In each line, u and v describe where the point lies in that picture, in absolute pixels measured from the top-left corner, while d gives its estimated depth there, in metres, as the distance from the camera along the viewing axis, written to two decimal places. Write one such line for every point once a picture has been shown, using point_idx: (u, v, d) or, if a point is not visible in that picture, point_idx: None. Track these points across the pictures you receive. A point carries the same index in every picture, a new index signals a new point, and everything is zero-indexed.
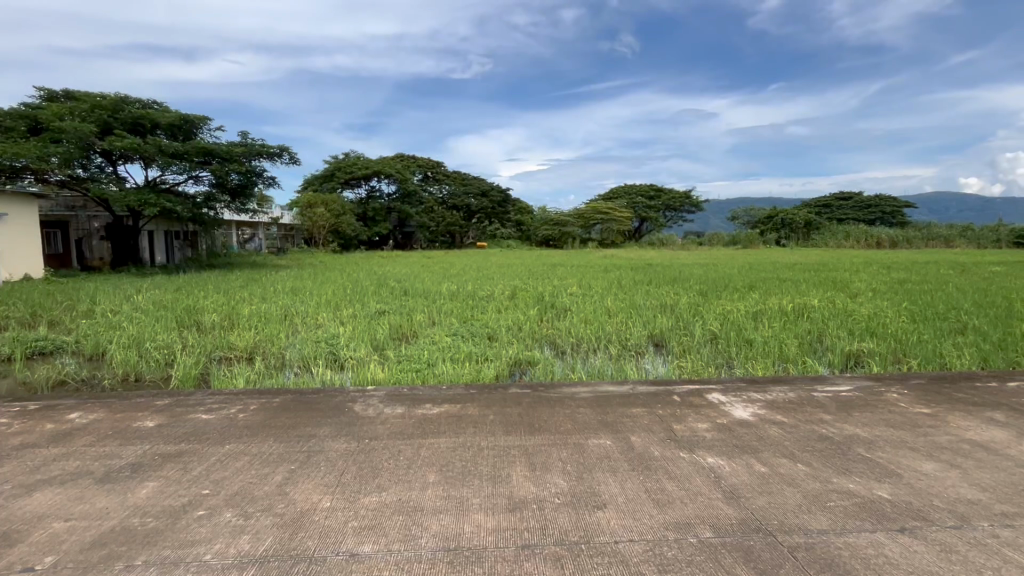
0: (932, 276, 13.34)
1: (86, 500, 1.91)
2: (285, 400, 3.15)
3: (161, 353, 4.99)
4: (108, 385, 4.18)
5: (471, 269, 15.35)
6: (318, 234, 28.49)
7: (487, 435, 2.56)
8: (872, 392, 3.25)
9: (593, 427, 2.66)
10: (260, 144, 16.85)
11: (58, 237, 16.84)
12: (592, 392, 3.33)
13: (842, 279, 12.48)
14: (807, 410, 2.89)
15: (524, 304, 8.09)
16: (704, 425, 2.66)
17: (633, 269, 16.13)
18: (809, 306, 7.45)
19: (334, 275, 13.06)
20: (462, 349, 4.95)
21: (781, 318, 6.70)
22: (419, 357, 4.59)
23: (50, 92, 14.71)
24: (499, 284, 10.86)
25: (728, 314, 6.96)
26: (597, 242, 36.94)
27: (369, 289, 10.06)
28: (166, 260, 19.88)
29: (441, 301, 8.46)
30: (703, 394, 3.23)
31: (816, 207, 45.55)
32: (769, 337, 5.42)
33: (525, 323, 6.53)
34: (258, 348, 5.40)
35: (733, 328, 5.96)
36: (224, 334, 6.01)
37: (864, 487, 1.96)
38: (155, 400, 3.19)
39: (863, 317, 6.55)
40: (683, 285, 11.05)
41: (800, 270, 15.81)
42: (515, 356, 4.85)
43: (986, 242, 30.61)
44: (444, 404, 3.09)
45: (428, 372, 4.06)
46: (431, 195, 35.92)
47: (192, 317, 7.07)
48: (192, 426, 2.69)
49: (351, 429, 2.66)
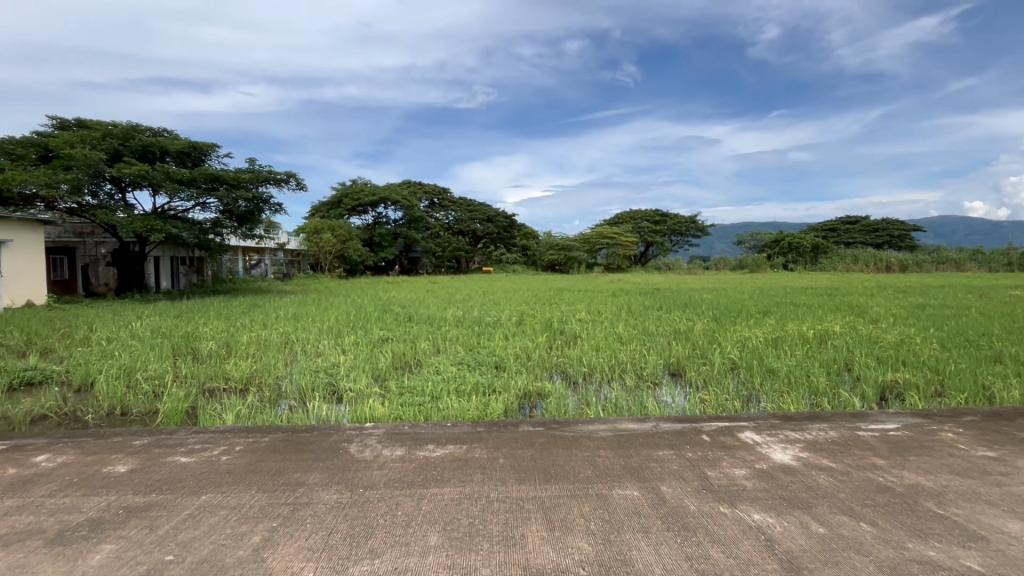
0: (950, 300, 12.99)
1: (28, 569, 1.63)
2: (274, 440, 2.88)
3: (151, 386, 4.73)
4: (91, 421, 3.93)
5: (478, 294, 15.13)
6: (324, 259, 28.57)
7: (497, 484, 2.26)
8: (924, 431, 2.93)
9: (616, 475, 2.35)
10: (268, 171, 17.01)
11: (64, 263, 16.88)
12: (612, 431, 3.03)
13: (859, 303, 12.12)
14: (855, 453, 2.58)
15: (532, 331, 7.80)
16: (743, 472, 2.35)
17: (642, 294, 15.87)
18: (830, 332, 7.13)
19: (337, 301, 12.86)
20: (468, 380, 4.67)
21: (801, 345, 6.38)
22: (423, 390, 4.31)
23: (62, 120, 14.86)
24: (505, 309, 10.62)
25: (747, 342, 6.63)
26: (603, 266, 36.83)
27: (371, 315, 9.83)
28: (171, 286, 19.87)
29: (446, 327, 8.18)
30: (734, 433, 2.92)
31: (821, 231, 45.37)
32: (794, 368, 5.08)
33: (534, 351, 6.23)
34: (254, 378, 5.14)
35: (753, 357, 5.66)
36: (221, 363, 5.75)
37: (948, 556, 1.64)
38: (133, 439, 2.92)
39: (890, 345, 6.22)
40: (696, 311, 10.73)
41: (812, 295, 15.49)
42: (524, 389, 4.56)
43: (997, 266, 30.15)
44: (449, 445, 2.79)
45: (431, 407, 3.77)
46: (437, 221, 36.10)
47: (190, 345, 6.85)
48: (167, 472, 2.41)
49: (345, 476, 2.37)
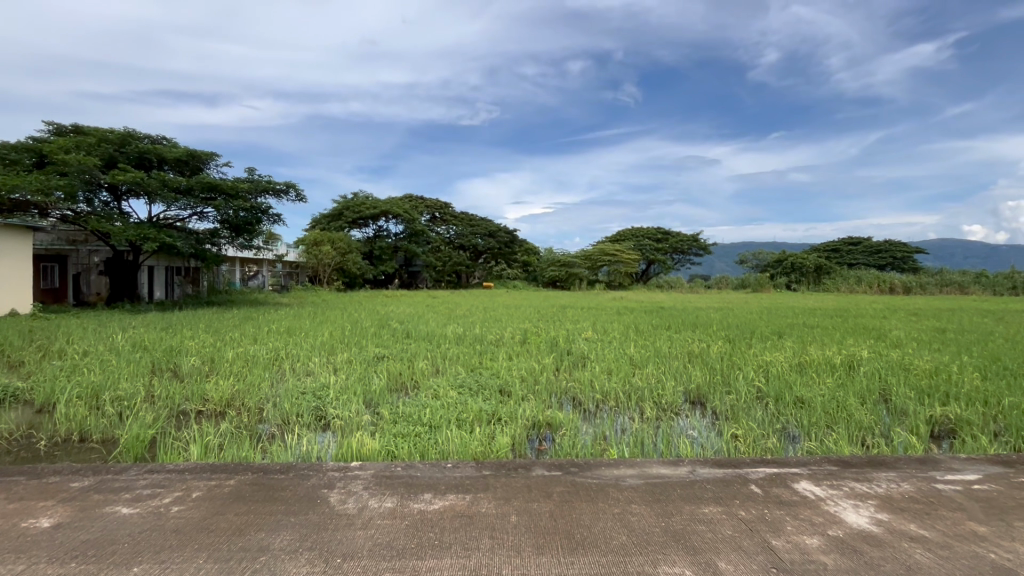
0: (969, 324, 12.52)
1: None
2: (241, 483, 2.42)
3: (117, 408, 4.27)
4: (43, 450, 3.47)
5: (478, 310, 14.66)
6: (323, 272, 28.21)
7: (510, 555, 1.79)
8: (1015, 485, 2.47)
9: (659, 543, 1.89)
10: (267, 181, 16.74)
11: (55, 271, 16.50)
12: (642, 477, 2.57)
13: (876, 326, 11.64)
14: (947, 516, 2.11)
15: (537, 351, 7.34)
16: (817, 542, 1.88)
17: (648, 312, 15.41)
18: (857, 358, 6.67)
19: (333, 315, 12.42)
20: (471, 407, 4.21)
21: (828, 371, 5.92)
22: (420, 418, 3.86)
23: (59, 125, 14.58)
24: (508, 327, 10.16)
25: (769, 367, 6.17)
26: (604, 283, 36.43)
27: (368, 330, 9.39)
28: (165, 296, 19.45)
29: (445, 345, 7.72)
30: (788, 483, 2.46)
31: (824, 251, 45.08)
32: (828, 399, 4.64)
33: (541, 374, 5.76)
34: (235, 400, 4.68)
35: (780, 385, 5.20)
36: (201, 382, 5.29)
37: None
38: (75, 480, 2.46)
39: (926, 375, 5.76)
40: (706, 332, 10.27)
41: (823, 316, 15.00)
42: (532, 419, 4.10)
43: (1001, 290, 29.69)
44: (449, 495, 2.33)
45: (429, 441, 3.31)
46: (438, 235, 35.88)
47: (170, 361, 6.39)
48: (99, 530, 1.94)
49: (318, 540, 1.90)
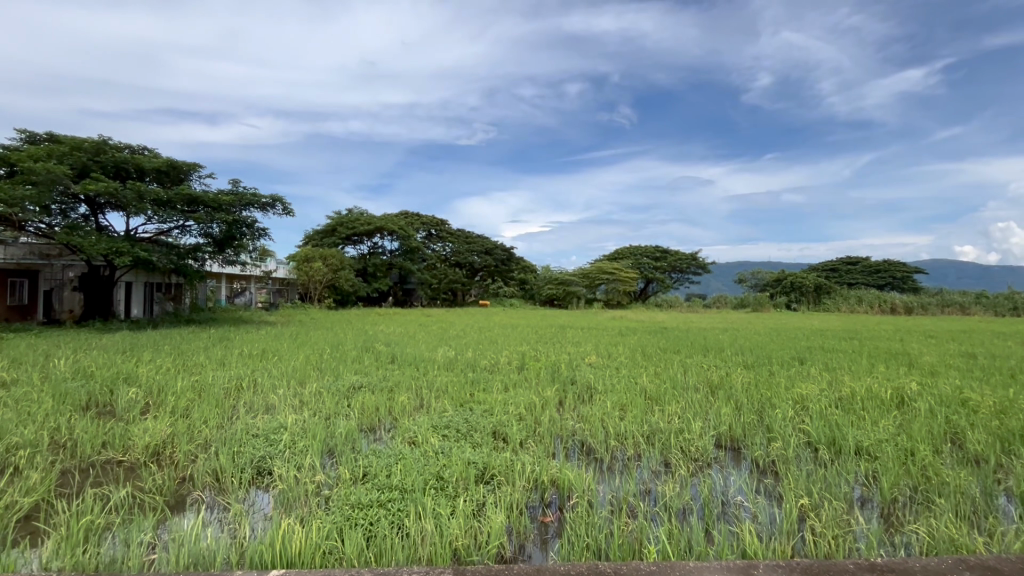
0: (991, 349, 11.76)
1: None
2: None
3: (4, 461, 3.34)
4: None
5: (472, 330, 13.82)
6: (314, 289, 27.35)
7: None
8: None
9: None
10: (252, 194, 15.95)
11: (24, 288, 15.56)
12: None
13: (898, 350, 10.83)
14: None
15: (538, 380, 6.43)
16: None
17: (650, 333, 14.60)
18: (906, 392, 5.79)
19: (315, 336, 11.54)
20: (457, 459, 3.34)
21: (876, 408, 5.05)
22: (388, 480, 2.97)
23: (31, 133, 13.79)
24: (504, 350, 9.28)
25: (807, 403, 5.30)
26: (603, 302, 35.68)
27: (350, 354, 8.50)
28: (142, 314, 18.46)
29: (433, 373, 6.80)
30: None
31: (823, 271, 44.70)
32: (896, 449, 3.77)
33: (542, 411, 4.87)
34: (165, 447, 3.76)
35: (830, 426, 4.31)
36: (132, 422, 4.35)
37: None
38: None
39: (995, 414, 4.89)
40: (719, 356, 9.42)
41: (835, 338, 14.16)
42: (535, 477, 3.22)
43: (1003, 310, 28.99)
44: None
45: (390, 524, 2.40)
46: (433, 252, 35.25)
47: (109, 392, 5.45)
48: None
49: None
